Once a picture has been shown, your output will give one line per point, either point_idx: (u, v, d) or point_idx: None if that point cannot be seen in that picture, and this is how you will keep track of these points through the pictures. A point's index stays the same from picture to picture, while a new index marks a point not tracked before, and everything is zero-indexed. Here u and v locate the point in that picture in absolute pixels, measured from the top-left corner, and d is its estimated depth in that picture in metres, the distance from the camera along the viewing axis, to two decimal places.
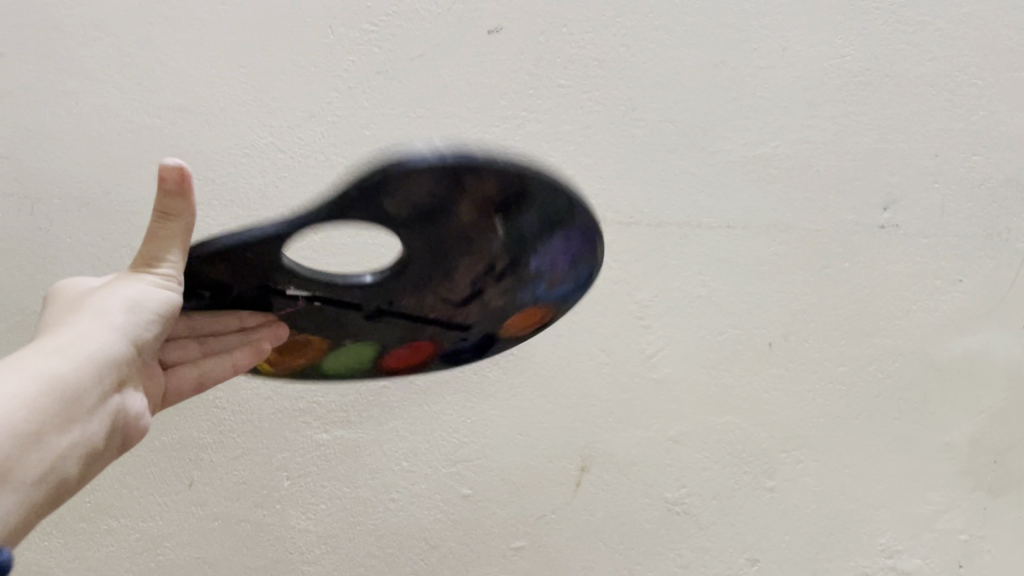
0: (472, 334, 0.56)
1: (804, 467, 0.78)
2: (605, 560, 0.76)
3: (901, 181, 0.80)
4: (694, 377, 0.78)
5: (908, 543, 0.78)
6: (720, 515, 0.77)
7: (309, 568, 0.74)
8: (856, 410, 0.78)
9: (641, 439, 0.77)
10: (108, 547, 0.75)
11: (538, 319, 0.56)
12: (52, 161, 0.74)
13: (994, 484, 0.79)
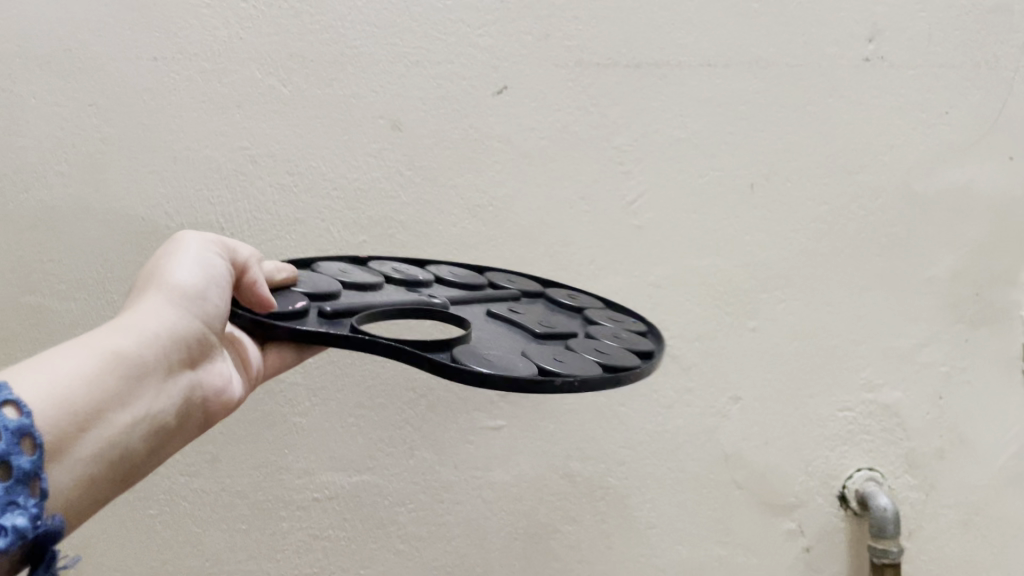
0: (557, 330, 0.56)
1: (787, 306, 0.78)
2: (591, 401, 0.78)
3: (886, 11, 0.77)
4: (675, 221, 0.77)
5: (888, 377, 0.79)
6: (702, 355, 0.78)
7: (302, 418, 0.76)
8: (839, 248, 0.78)
9: (623, 285, 0.77)
10: None
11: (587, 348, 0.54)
12: (6, 18, 0.72)
13: (977, 316, 0.80)
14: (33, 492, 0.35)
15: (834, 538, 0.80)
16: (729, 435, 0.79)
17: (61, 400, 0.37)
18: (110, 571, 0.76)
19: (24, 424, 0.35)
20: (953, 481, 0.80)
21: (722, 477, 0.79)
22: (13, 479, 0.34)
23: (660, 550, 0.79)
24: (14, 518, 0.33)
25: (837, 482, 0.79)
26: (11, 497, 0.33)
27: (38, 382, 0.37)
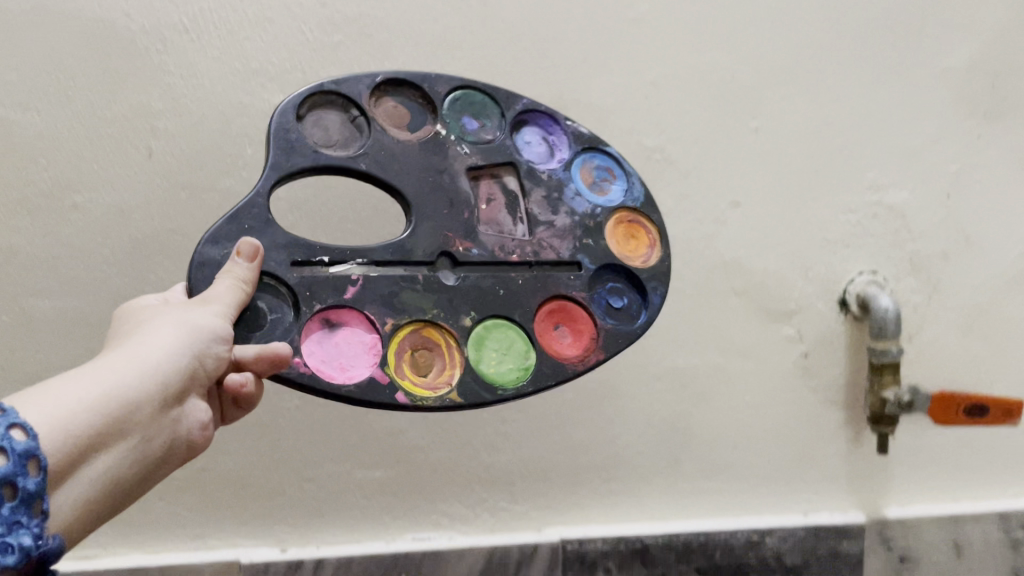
0: (593, 286, 0.52)
1: (790, 106, 0.74)
2: None
3: None
4: (672, 14, 0.72)
5: (895, 178, 0.76)
6: (702, 159, 0.74)
7: None
8: (846, 39, 0.74)
9: (621, 84, 0.72)
10: (76, 223, 0.70)
11: (639, 236, 0.55)
12: None
13: (992, 109, 0.77)
14: (33, 513, 0.32)
15: (834, 343, 0.79)
16: (727, 242, 0.76)
17: (57, 430, 0.34)
18: None
19: (32, 449, 0.32)
20: (955, 283, 0.78)
21: (720, 285, 0.77)
22: (16, 500, 0.31)
23: (657, 360, 0.78)
24: (18, 539, 0.31)
25: (838, 287, 0.78)
26: (13, 519, 0.31)
27: (39, 406, 0.34)
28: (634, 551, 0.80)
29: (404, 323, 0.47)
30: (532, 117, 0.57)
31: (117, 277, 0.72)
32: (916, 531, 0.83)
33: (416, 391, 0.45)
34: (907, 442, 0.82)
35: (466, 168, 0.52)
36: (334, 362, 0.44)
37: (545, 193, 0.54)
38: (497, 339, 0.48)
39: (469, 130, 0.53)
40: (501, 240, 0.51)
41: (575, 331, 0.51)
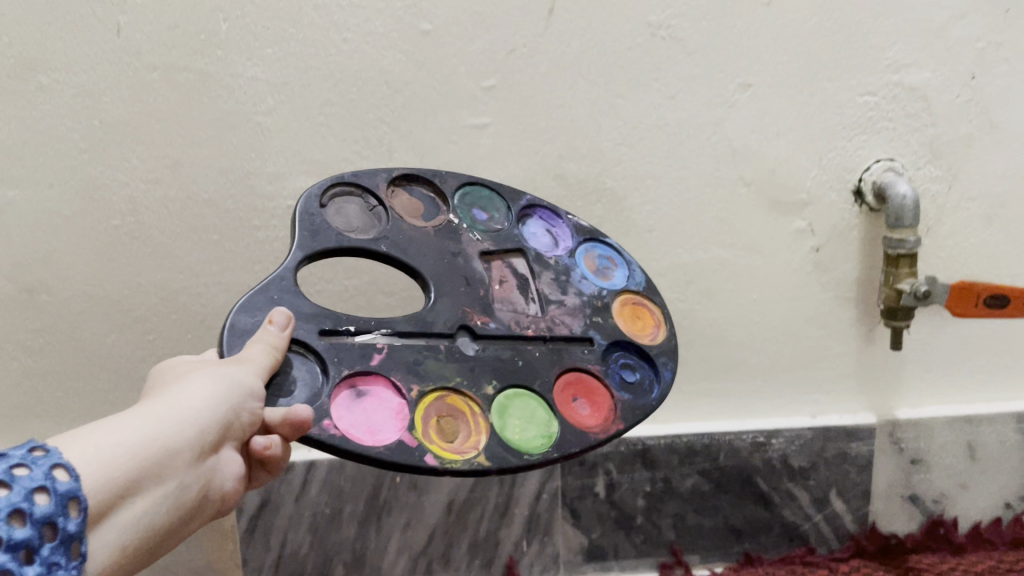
0: (608, 359, 0.54)
1: None
2: (585, 94, 0.70)
3: None
4: None
5: (918, 57, 0.71)
6: (710, 37, 0.69)
7: (267, 119, 0.68)
8: None
9: None
10: (45, 108, 0.66)
11: (644, 316, 0.58)
12: None
13: None
14: (73, 556, 0.33)
15: (848, 235, 0.75)
16: (737, 128, 0.71)
17: (100, 474, 0.35)
18: (80, 287, 0.71)
19: (71, 489, 0.33)
20: (978, 171, 0.74)
21: (728, 175, 0.72)
22: (58, 540, 0.32)
23: (662, 255, 0.74)
24: None
25: (852, 176, 0.73)
26: (52, 559, 0.32)
27: (82, 450, 0.35)
28: (636, 453, 0.78)
29: (427, 392, 0.48)
30: (536, 211, 0.61)
31: (90, 165, 0.68)
32: (928, 433, 0.80)
33: (447, 456, 0.45)
34: (921, 340, 0.78)
35: (479, 252, 0.56)
36: (362, 426, 0.44)
37: (554, 276, 0.57)
38: (519, 410, 0.49)
39: (479, 221, 0.58)
40: (516, 316, 0.54)
41: (595, 404, 0.52)
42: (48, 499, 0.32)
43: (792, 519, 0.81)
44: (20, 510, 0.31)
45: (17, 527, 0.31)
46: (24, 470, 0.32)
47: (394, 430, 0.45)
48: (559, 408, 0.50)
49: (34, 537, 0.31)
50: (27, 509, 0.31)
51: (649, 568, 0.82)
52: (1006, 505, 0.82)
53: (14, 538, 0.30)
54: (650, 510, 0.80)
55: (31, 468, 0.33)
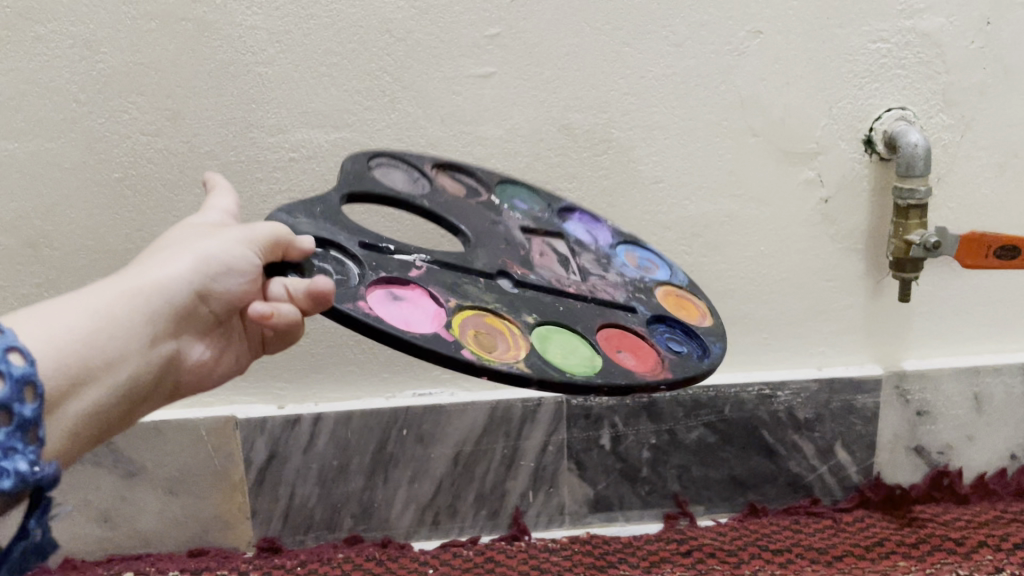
0: (652, 326, 0.53)
1: None
2: (591, 42, 0.68)
3: None
4: None
5: (932, 2, 0.69)
6: None
7: (267, 69, 0.67)
8: None
9: None
10: (42, 59, 0.65)
11: (691, 308, 0.56)
12: None
13: None
14: (30, 440, 0.35)
15: (857, 187, 0.74)
16: (746, 76, 0.70)
17: (56, 354, 0.38)
18: (82, 241, 0.70)
19: (27, 377, 0.35)
20: (992, 119, 0.72)
21: (737, 125, 0.71)
22: (14, 426, 0.34)
23: (669, 207, 0.73)
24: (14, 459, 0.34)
25: (863, 125, 0.72)
26: (8, 443, 0.34)
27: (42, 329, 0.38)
28: (641, 406, 0.78)
29: (466, 309, 0.47)
30: (578, 213, 0.62)
31: (89, 117, 0.67)
32: (935, 385, 0.80)
33: (484, 357, 0.43)
34: (929, 291, 0.78)
35: (520, 227, 0.57)
36: (399, 320, 0.43)
37: (593, 258, 0.58)
38: (558, 342, 0.47)
39: (521, 208, 0.60)
40: (556, 276, 0.54)
41: (639, 358, 0.49)
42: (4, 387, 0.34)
43: (796, 471, 0.81)
44: None
45: None
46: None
47: (431, 326, 0.44)
48: (601, 350, 0.48)
49: None
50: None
51: (654, 519, 0.83)
52: (1011, 457, 0.83)
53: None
54: (655, 462, 0.80)
55: None
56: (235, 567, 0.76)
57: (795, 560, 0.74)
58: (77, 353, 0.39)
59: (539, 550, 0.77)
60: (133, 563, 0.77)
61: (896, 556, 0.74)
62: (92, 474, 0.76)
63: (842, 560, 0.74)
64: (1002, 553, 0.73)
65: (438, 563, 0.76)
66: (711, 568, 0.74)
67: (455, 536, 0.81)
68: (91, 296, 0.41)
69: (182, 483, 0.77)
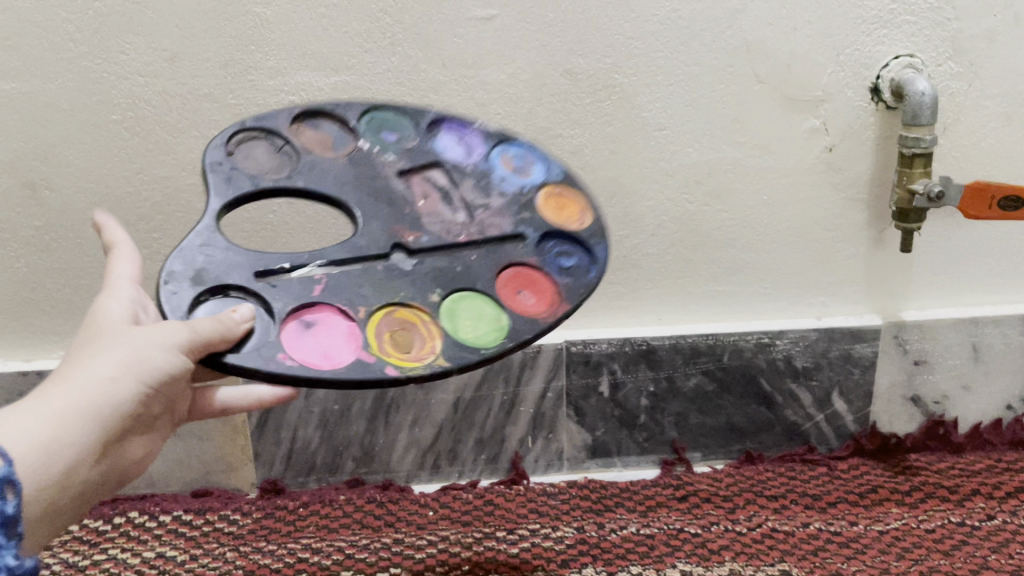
0: (542, 249, 0.56)
1: None
2: None
3: None
4: None
5: None
6: None
7: (266, 10, 0.66)
8: None
9: None
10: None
11: (568, 203, 0.58)
12: None
13: None
14: None
15: (862, 135, 0.73)
16: (752, 21, 0.69)
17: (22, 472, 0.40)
18: (83, 184, 0.70)
19: None
20: (1001, 67, 0.71)
21: (742, 71, 0.70)
22: None
23: (672, 154, 0.73)
24: None
25: (870, 74, 0.71)
26: None
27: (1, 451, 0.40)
28: (640, 354, 0.79)
29: (376, 314, 0.50)
30: (444, 121, 0.60)
31: (86, 58, 0.66)
32: (934, 335, 0.80)
33: (404, 364, 0.48)
34: (932, 240, 0.78)
35: (395, 172, 0.57)
36: (319, 354, 0.47)
37: (474, 182, 0.58)
38: (467, 311, 0.52)
39: (389, 142, 0.58)
40: (445, 227, 0.55)
41: (536, 292, 0.54)
42: None
43: (793, 420, 0.82)
44: None
45: None
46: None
47: (351, 351, 0.48)
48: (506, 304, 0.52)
49: None
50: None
51: (651, 464, 0.84)
52: (1007, 406, 0.83)
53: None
54: (653, 409, 0.81)
55: None
56: (237, 507, 0.77)
57: (790, 506, 0.76)
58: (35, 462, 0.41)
59: (538, 493, 0.79)
60: (138, 502, 0.78)
61: (888, 502, 0.75)
62: None
63: (837, 506, 0.75)
64: (995, 501, 0.75)
65: (439, 505, 0.77)
66: (707, 512, 0.75)
67: (455, 480, 0.82)
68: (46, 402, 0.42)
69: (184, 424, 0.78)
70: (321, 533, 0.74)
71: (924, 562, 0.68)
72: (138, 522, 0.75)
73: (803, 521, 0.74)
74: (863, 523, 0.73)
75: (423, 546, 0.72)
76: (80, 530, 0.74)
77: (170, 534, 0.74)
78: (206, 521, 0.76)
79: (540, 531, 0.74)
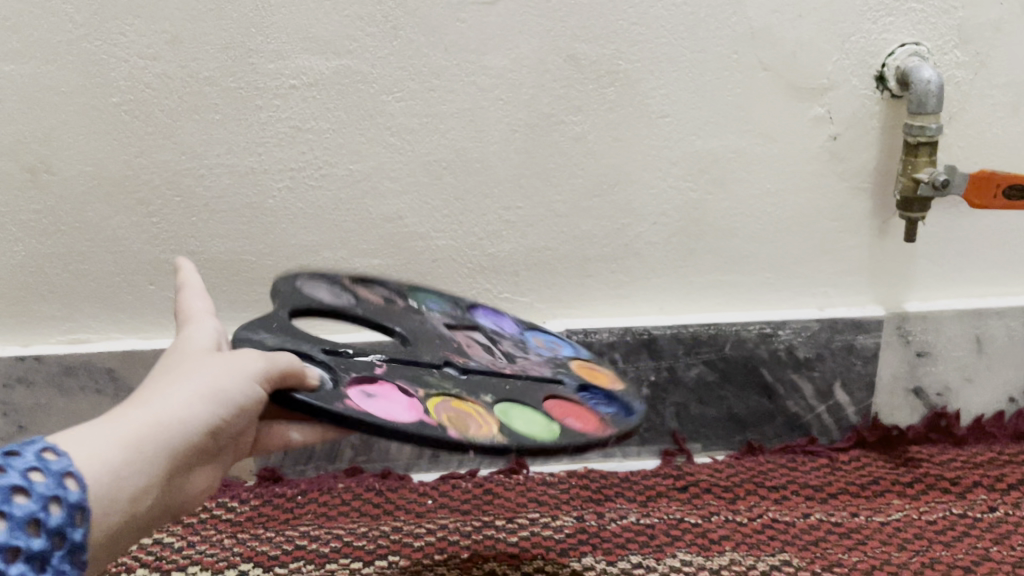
0: (583, 390, 0.58)
1: None
2: None
3: None
4: None
5: None
6: None
7: None
8: None
9: None
10: None
11: (603, 373, 0.62)
12: None
13: None
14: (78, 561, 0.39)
15: (866, 124, 0.72)
16: (758, 8, 0.68)
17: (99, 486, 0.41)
18: (81, 167, 0.70)
19: (78, 501, 0.39)
20: (1008, 57, 0.71)
21: (747, 58, 0.70)
22: (66, 547, 0.39)
23: (675, 142, 0.72)
24: None
25: (875, 62, 0.70)
26: (58, 566, 0.38)
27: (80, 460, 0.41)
28: (642, 343, 0.78)
29: (434, 395, 0.53)
30: (485, 312, 0.66)
31: (86, 39, 0.66)
32: (937, 327, 0.79)
33: (465, 434, 0.49)
34: (935, 232, 0.77)
35: (446, 327, 0.62)
36: (382, 409, 0.49)
37: (514, 346, 0.63)
38: (518, 415, 0.53)
39: (434, 308, 0.64)
40: (490, 363, 0.59)
41: (583, 416, 0.55)
42: (60, 513, 0.38)
43: (794, 410, 0.82)
44: (37, 520, 0.37)
45: (33, 537, 0.37)
46: (41, 476, 0.38)
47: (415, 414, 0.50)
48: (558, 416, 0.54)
49: (45, 546, 0.37)
50: (41, 519, 0.37)
51: (651, 455, 0.83)
52: (1009, 399, 0.83)
53: (30, 549, 0.37)
54: (654, 400, 0.81)
55: (46, 476, 0.39)
56: (235, 495, 0.77)
57: (791, 497, 0.75)
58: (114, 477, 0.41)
59: (537, 483, 0.78)
60: None
61: (890, 494, 0.75)
62: (94, 402, 0.77)
63: (838, 497, 0.75)
64: (996, 493, 0.74)
65: (438, 494, 0.77)
66: (707, 502, 0.75)
67: (453, 468, 0.82)
68: (109, 427, 0.43)
69: None
70: (319, 520, 0.73)
71: (925, 553, 0.68)
72: None
73: (803, 512, 0.73)
74: (864, 515, 0.73)
75: (422, 534, 0.71)
76: None
77: None
78: (203, 508, 0.75)
79: (539, 520, 0.73)
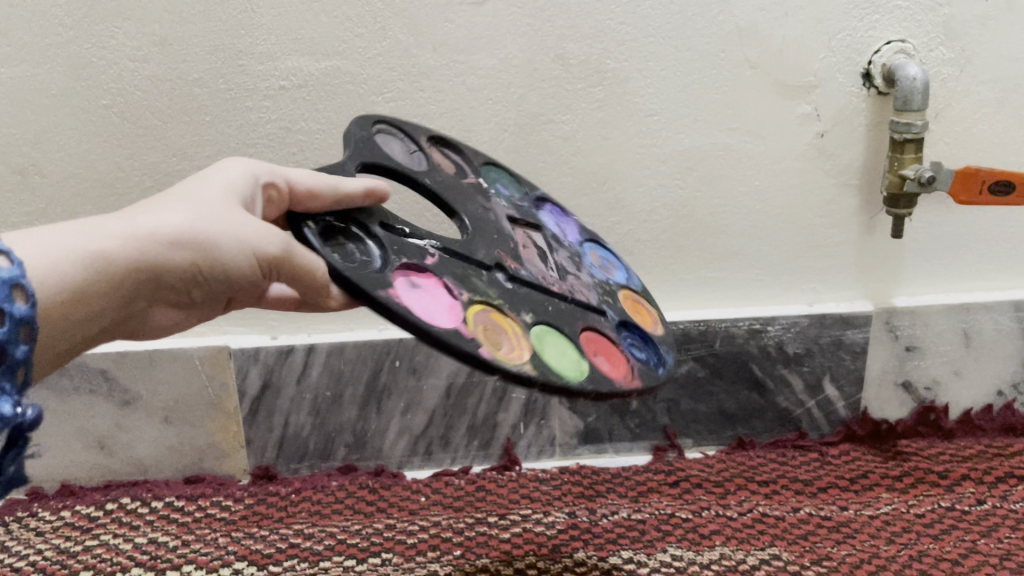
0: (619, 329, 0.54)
1: None
2: None
3: None
4: None
5: None
6: None
7: None
8: None
9: None
10: None
11: (642, 311, 0.58)
12: None
13: None
14: (16, 377, 0.38)
15: (854, 121, 0.73)
16: (745, 6, 0.68)
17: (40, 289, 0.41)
18: (72, 169, 0.70)
19: (24, 315, 0.38)
20: (993, 53, 0.71)
21: (734, 56, 0.70)
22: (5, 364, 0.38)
23: (664, 140, 0.73)
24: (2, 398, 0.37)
25: (861, 59, 0.71)
26: None
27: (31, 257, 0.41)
28: None
29: (475, 303, 0.47)
30: (548, 210, 0.63)
31: (76, 42, 0.66)
32: (925, 322, 0.80)
33: (497, 353, 0.44)
34: (923, 227, 0.78)
35: (505, 215, 0.57)
36: (421, 309, 0.44)
37: (569, 254, 0.58)
38: (551, 344, 0.48)
39: (502, 194, 0.59)
40: (543, 273, 0.53)
41: (609, 360, 0.50)
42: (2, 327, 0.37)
43: (784, 406, 0.83)
44: None
45: None
46: None
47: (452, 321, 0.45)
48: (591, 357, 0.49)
49: None
50: None
51: (643, 450, 0.84)
52: (998, 392, 0.83)
53: None
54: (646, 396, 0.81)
55: None
56: (230, 494, 0.77)
57: (781, 491, 0.76)
58: (62, 286, 0.41)
59: (530, 479, 0.79)
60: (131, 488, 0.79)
61: (879, 487, 0.76)
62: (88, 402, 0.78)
63: (827, 491, 0.76)
64: (984, 486, 0.75)
65: (431, 491, 0.77)
66: (698, 497, 0.75)
67: (447, 466, 0.82)
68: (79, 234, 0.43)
69: (177, 411, 0.78)
70: (313, 519, 0.74)
71: (913, 546, 0.68)
72: (131, 508, 0.76)
73: (793, 506, 0.74)
74: (854, 508, 0.73)
75: (415, 531, 0.72)
76: (73, 516, 0.75)
77: (162, 520, 0.74)
78: (198, 507, 0.76)
79: (531, 516, 0.74)
